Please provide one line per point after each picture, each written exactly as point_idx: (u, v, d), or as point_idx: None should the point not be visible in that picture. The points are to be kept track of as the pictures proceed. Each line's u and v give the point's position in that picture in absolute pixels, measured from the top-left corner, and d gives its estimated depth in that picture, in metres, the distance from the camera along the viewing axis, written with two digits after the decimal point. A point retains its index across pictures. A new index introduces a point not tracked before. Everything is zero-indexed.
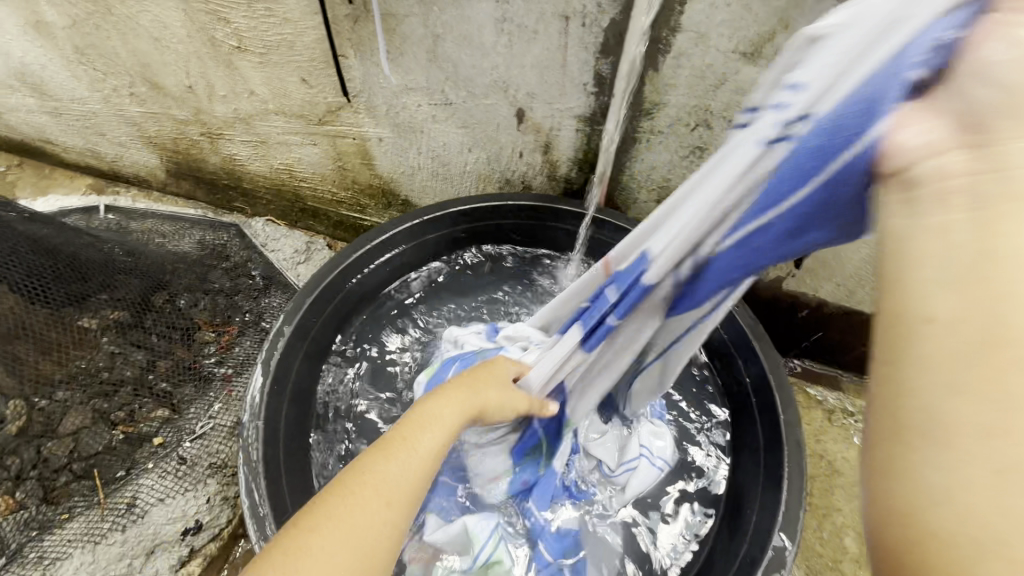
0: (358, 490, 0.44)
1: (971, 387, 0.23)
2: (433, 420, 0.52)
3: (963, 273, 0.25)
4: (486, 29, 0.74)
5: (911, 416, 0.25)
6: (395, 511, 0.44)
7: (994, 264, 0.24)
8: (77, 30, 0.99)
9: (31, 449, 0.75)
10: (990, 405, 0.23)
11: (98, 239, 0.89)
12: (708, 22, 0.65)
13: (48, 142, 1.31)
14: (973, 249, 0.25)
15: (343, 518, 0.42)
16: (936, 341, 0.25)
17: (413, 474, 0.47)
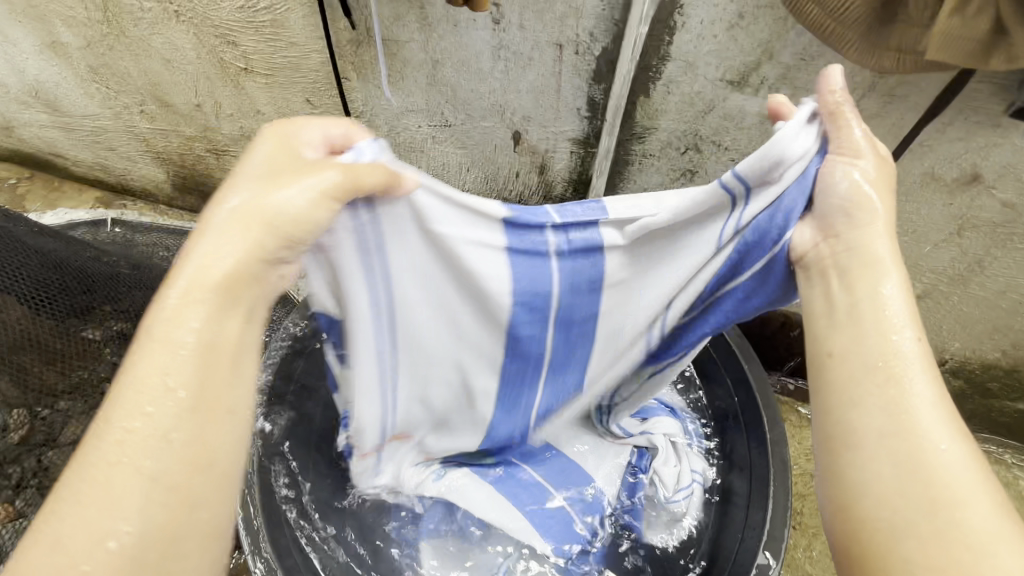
0: (59, 504, 0.34)
1: (861, 401, 0.38)
2: (150, 351, 0.37)
3: (836, 324, 0.40)
4: (483, 55, 0.77)
5: (836, 424, 0.38)
6: (130, 498, 0.34)
7: (858, 310, 0.40)
8: (91, 50, 1.03)
9: (33, 459, 0.77)
10: (882, 416, 0.37)
11: (103, 253, 0.90)
12: (696, 51, 0.67)
13: (59, 155, 1.35)
14: (860, 306, 0.40)
15: (80, 510, 0.34)
16: (842, 386, 0.39)
17: (138, 439, 0.35)
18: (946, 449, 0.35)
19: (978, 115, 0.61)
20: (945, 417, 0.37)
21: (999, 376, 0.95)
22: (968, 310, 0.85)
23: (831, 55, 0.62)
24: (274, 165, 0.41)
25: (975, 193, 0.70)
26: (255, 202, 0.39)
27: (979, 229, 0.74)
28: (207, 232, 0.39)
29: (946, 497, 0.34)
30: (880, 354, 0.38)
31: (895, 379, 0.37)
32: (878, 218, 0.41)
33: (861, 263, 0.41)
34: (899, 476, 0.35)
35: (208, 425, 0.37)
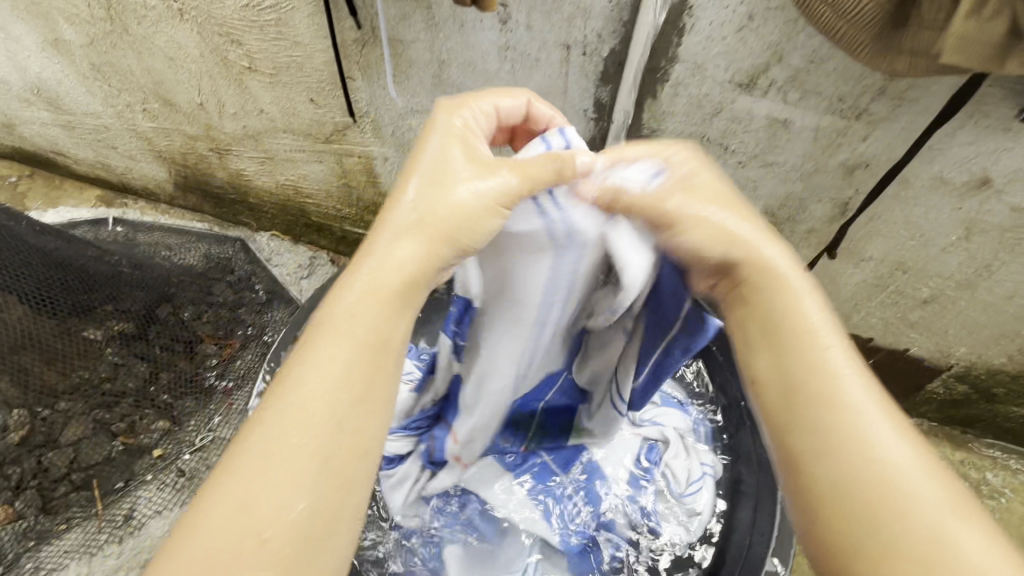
0: (230, 481, 0.35)
1: (806, 423, 0.39)
2: (324, 340, 0.38)
3: (776, 348, 0.42)
4: (490, 56, 0.76)
5: (796, 446, 0.39)
6: (298, 480, 0.35)
7: (786, 339, 0.41)
8: (93, 48, 1.02)
9: (33, 460, 0.76)
10: (823, 436, 0.38)
11: (104, 252, 0.88)
12: (705, 53, 0.67)
13: (60, 153, 1.34)
14: (786, 332, 0.41)
15: (252, 491, 0.34)
16: (784, 406, 0.41)
17: (311, 423, 0.36)
18: (889, 456, 0.37)
19: (989, 119, 0.61)
20: (883, 421, 0.38)
21: (1005, 382, 0.94)
22: (975, 315, 0.85)
23: (841, 57, 0.62)
24: (447, 157, 0.43)
25: (984, 198, 0.69)
26: (433, 193, 0.41)
27: (988, 233, 0.73)
28: (391, 220, 0.42)
29: (902, 502, 0.35)
30: (799, 375, 0.40)
31: (820, 397, 0.39)
32: (744, 242, 0.42)
33: (782, 294, 0.42)
34: (862, 491, 0.36)
35: (373, 413, 0.38)
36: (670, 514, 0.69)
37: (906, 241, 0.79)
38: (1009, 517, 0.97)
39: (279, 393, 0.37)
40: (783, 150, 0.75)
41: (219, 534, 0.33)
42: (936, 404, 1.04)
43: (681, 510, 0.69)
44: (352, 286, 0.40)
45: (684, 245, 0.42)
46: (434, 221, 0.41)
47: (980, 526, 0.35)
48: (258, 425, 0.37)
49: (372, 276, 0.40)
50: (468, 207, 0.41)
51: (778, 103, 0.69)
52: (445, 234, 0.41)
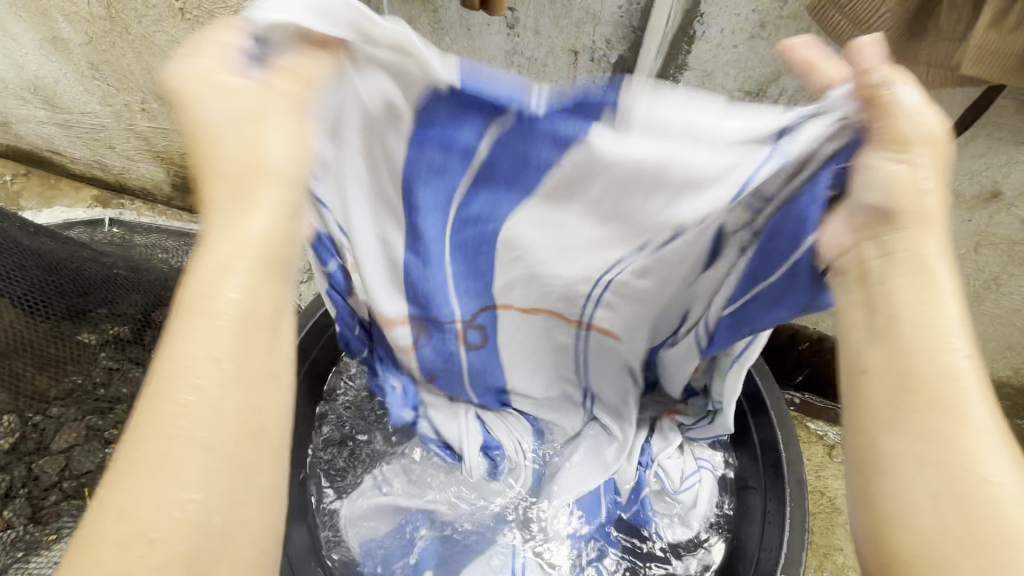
0: (122, 479, 0.32)
1: (903, 427, 0.33)
2: (202, 324, 0.34)
3: (892, 341, 0.35)
4: (496, 61, 0.75)
5: (892, 452, 0.34)
6: (199, 464, 0.32)
7: (912, 338, 0.34)
8: (92, 46, 1.01)
9: (23, 467, 0.73)
10: (919, 444, 0.33)
11: (99, 253, 0.87)
12: (715, 61, 0.66)
13: (56, 152, 1.32)
14: (909, 328, 0.35)
15: (140, 488, 0.31)
16: (884, 406, 0.34)
17: (213, 407, 0.33)
18: (996, 478, 0.32)
19: (1003, 131, 0.60)
20: (1000, 442, 0.33)
21: (1010, 395, 0.94)
22: (981, 327, 0.84)
23: None
24: (256, 120, 0.37)
25: (994, 211, 0.69)
26: (259, 152, 0.37)
27: (997, 247, 0.73)
28: (218, 234, 0.36)
29: (997, 538, 0.30)
30: (924, 377, 0.34)
31: (943, 403, 0.33)
32: (929, 217, 0.36)
33: (926, 274, 0.35)
34: (938, 509, 0.32)
35: (258, 394, 0.35)
36: (668, 514, 0.71)
37: None
38: None
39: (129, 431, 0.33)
40: None
41: (117, 541, 0.31)
42: None
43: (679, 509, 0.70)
44: (205, 262, 0.35)
45: (876, 173, 0.36)
46: (283, 179, 0.37)
47: None
48: (127, 444, 0.33)
49: (236, 272, 0.35)
50: (277, 148, 0.37)
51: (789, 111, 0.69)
52: (253, 177, 0.36)
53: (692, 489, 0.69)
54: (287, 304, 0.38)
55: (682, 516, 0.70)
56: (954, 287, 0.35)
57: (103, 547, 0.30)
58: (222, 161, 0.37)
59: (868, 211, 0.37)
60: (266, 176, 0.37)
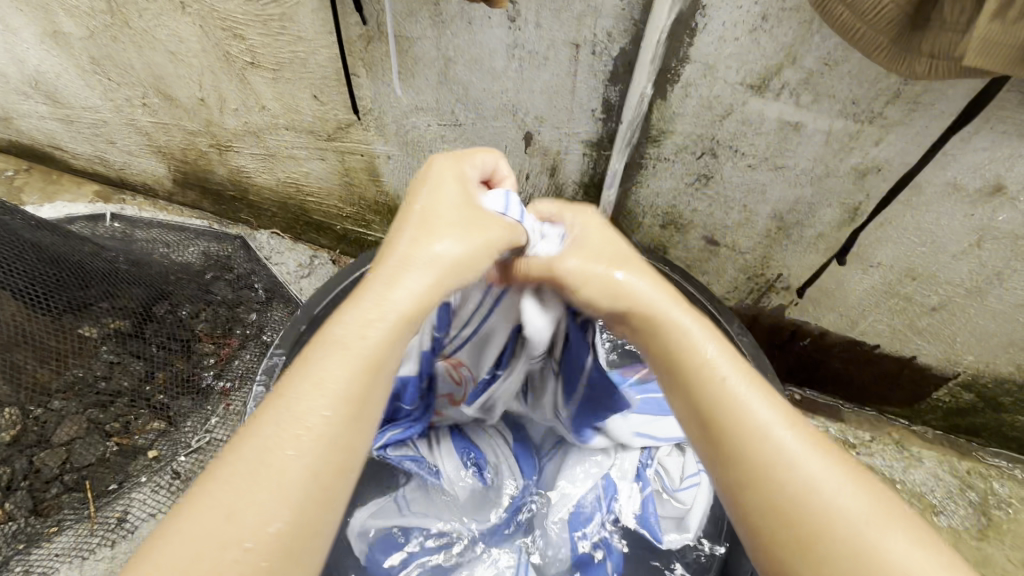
0: (230, 474, 0.37)
1: (725, 453, 0.43)
2: (331, 357, 0.40)
3: (685, 388, 0.47)
4: (497, 54, 0.75)
5: (729, 475, 0.42)
6: (291, 483, 0.36)
7: (692, 382, 0.46)
8: (93, 40, 1.01)
9: (25, 459, 0.75)
10: (737, 468, 0.42)
11: (99, 247, 0.86)
12: (717, 54, 0.66)
13: (57, 147, 1.32)
14: (685, 373, 0.47)
15: (240, 490, 0.36)
16: (708, 435, 0.45)
17: (315, 433, 0.38)
18: (802, 470, 0.40)
19: (1007, 123, 0.60)
20: (794, 437, 0.42)
21: (1013, 391, 0.93)
22: (984, 322, 0.84)
23: (857, 60, 0.61)
24: (453, 222, 0.49)
25: (998, 205, 0.68)
26: (438, 237, 0.47)
27: (1000, 241, 0.72)
28: (378, 287, 0.44)
29: (821, 524, 0.38)
30: (712, 407, 0.44)
31: (735, 427, 0.43)
32: (630, 290, 0.51)
33: (668, 327, 0.49)
34: (768, 512, 0.40)
35: (356, 439, 0.40)
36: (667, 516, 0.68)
37: (917, 247, 0.78)
38: (1017, 528, 0.95)
39: (246, 434, 0.39)
40: (794, 153, 0.74)
41: (206, 533, 0.35)
42: (942, 413, 1.03)
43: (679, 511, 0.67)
44: (352, 310, 0.43)
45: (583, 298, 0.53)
46: (456, 266, 0.47)
47: (900, 527, 0.38)
48: (246, 441, 0.38)
49: (376, 327, 0.42)
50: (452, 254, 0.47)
51: (791, 105, 0.68)
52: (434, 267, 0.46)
53: (693, 489, 0.67)
54: (395, 361, 0.42)
55: (679, 519, 0.67)
56: (684, 326, 0.49)
57: (188, 533, 0.35)
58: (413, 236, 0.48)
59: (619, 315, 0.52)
60: (429, 255, 0.46)
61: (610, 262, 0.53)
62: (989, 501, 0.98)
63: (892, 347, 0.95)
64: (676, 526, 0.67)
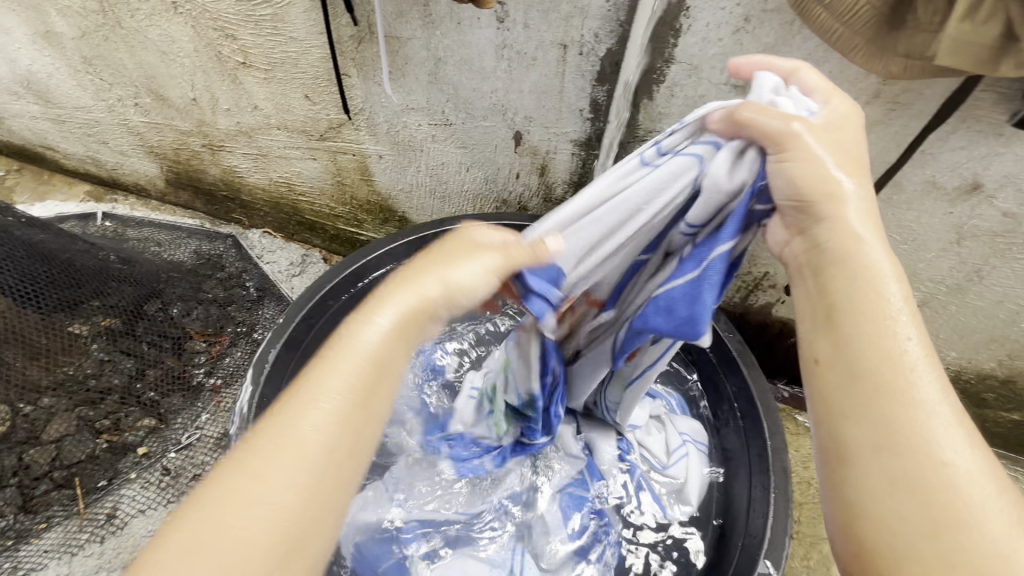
0: (245, 462, 0.37)
1: (867, 413, 0.36)
2: (339, 357, 0.40)
3: (839, 331, 0.39)
4: (486, 54, 0.76)
5: (859, 438, 0.36)
6: (304, 472, 0.36)
7: (860, 328, 0.38)
8: (85, 40, 1.01)
9: (14, 456, 0.75)
10: (875, 433, 0.36)
11: (94, 246, 0.87)
12: (701, 55, 0.67)
13: (49, 147, 1.32)
14: (850, 316, 0.38)
15: (260, 476, 0.36)
16: (849, 387, 0.37)
17: (327, 426, 0.38)
18: (953, 460, 0.34)
19: (982, 123, 0.61)
20: (957, 424, 0.36)
21: (995, 387, 0.95)
22: (965, 319, 0.85)
23: (837, 61, 0.62)
24: (462, 251, 0.45)
25: (976, 203, 0.70)
26: (450, 264, 0.44)
27: (979, 239, 0.74)
28: (394, 297, 0.42)
29: (959, 515, 0.33)
30: (871, 361, 0.37)
31: (895, 389, 0.36)
32: (841, 199, 0.40)
33: (846, 263, 0.39)
34: (887, 490, 0.35)
35: (368, 426, 0.39)
36: (661, 492, 0.71)
37: (899, 244, 0.79)
38: None
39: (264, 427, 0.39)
40: None
41: (223, 515, 0.35)
42: None
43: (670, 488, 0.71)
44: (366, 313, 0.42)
45: (782, 171, 0.41)
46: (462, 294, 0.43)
47: None
48: (266, 421, 0.38)
49: (379, 327, 0.41)
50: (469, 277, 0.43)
51: None
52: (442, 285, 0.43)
53: (682, 463, 0.71)
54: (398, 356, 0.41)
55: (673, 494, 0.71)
56: (870, 265, 0.39)
57: (209, 514, 0.35)
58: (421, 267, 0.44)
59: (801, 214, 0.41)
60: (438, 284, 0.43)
61: (833, 154, 0.41)
62: None
63: None
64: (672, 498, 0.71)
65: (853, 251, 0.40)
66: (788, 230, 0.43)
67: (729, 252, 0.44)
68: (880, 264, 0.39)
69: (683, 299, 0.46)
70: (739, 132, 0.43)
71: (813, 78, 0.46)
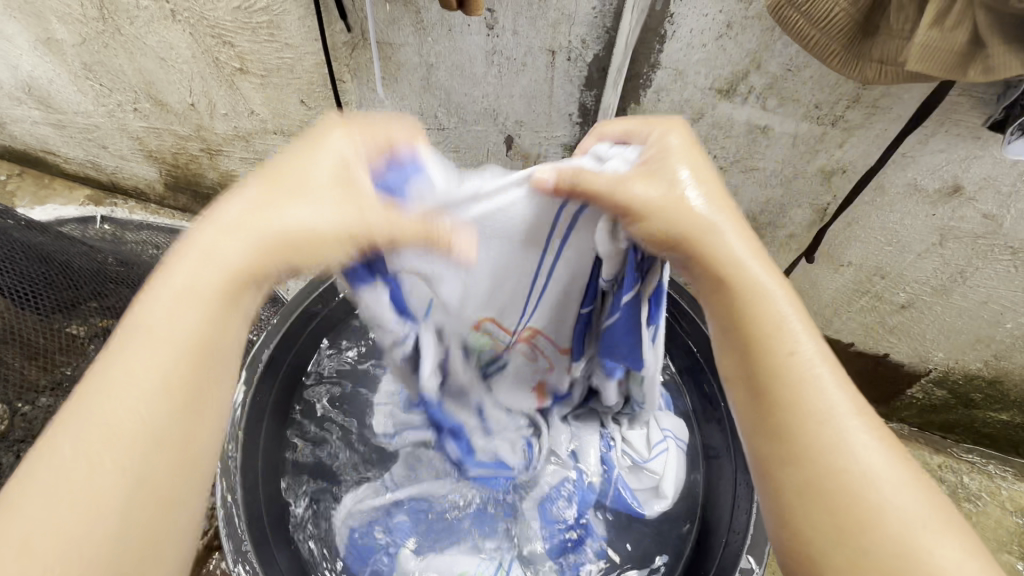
0: (24, 494, 0.32)
1: (772, 427, 0.39)
2: (139, 350, 0.36)
3: (740, 349, 0.41)
4: (477, 61, 0.78)
5: (769, 450, 0.39)
6: (112, 489, 0.33)
7: (754, 347, 0.40)
8: (86, 47, 1.03)
9: (12, 454, 0.75)
10: (781, 444, 0.38)
11: (93, 248, 0.89)
12: (686, 60, 0.69)
13: (50, 152, 1.34)
14: (749, 335, 0.41)
15: (52, 507, 0.32)
16: (754, 404, 0.40)
17: (135, 432, 0.34)
18: (858, 465, 0.36)
19: (959, 127, 0.63)
20: (861, 427, 0.37)
21: (982, 387, 0.96)
22: (951, 319, 0.86)
23: (816, 66, 0.64)
24: (296, 163, 0.42)
25: (957, 205, 0.71)
26: (280, 200, 0.40)
27: (962, 240, 0.75)
28: (193, 266, 0.38)
29: (869, 521, 0.34)
30: (766, 379, 0.39)
31: (788, 402, 0.38)
32: (704, 224, 0.42)
33: (736, 293, 0.42)
34: (802, 500, 0.36)
35: (198, 426, 0.37)
36: (642, 488, 0.70)
37: (883, 245, 0.80)
38: (987, 520, 0.97)
39: (47, 447, 0.33)
40: (763, 156, 0.77)
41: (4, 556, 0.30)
42: (917, 408, 1.06)
43: (649, 485, 0.70)
44: (164, 291, 0.38)
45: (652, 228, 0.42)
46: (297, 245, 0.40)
47: (958, 538, 0.34)
48: (39, 451, 0.33)
49: (188, 306, 0.37)
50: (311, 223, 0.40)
51: (758, 109, 0.71)
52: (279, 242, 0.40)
53: (662, 460, 0.69)
54: (211, 333, 0.38)
55: (652, 490, 0.70)
56: (761, 286, 0.41)
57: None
58: (251, 189, 0.41)
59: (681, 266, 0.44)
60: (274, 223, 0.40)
61: (684, 182, 0.43)
62: (960, 494, 1.00)
63: (865, 345, 0.98)
64: (654, 496, 0.70)
65: (728, 284, 0.42)
66: (680, 266, 0.45)
67: (637, 294, 0.49)
68: (764, 289, 0.41)
69: (618, 342, 0.55)
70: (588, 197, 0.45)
71: (621, 130, 0.49)
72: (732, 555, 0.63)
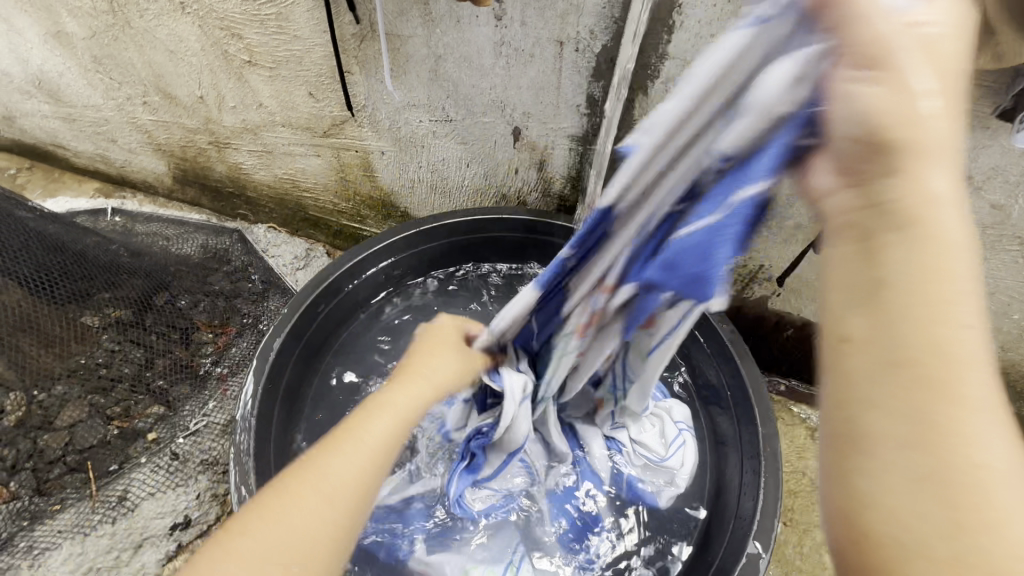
0: (280, 500, 0.44)
1: (901, 408, 0.28)
2: (368, 417, 0.50)
3: (880, 303, 0.29)
4: (485, 52, 0.78)
5: (878, 430, 0.29)
6: (331, 510, 0.44)
7: (900, 301, 0.28)
8: (95, 40, 1.04)
9: (29, 440, 0.78)
10: (901, 426, 0.28)
11: (103, 239, 0.90)
12: (694, 50, 0.69)
13: (60, 146, 1.35)
14: (893, 286, 0.29)
15: (287, 514, 0.43)
16: (877, 373, 0.29)
17: (354, 472, 0.46)
18: (994, 463, 0.27)
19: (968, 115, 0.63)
20: (1002, 422, 0.28)
21: None
22: None
23: None
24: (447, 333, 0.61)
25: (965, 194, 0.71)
26: (437, 349, 0.58)
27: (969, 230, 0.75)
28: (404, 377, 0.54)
29: (990, 525, 0.27)
30: (915, 350, 0.28)
31: (933, 380, 0.28)
32: (927, 146, 0.28)
33: (909, 223, 0.28)
34: (909, 488, 0.28)
35: (380, 482, 0.49)
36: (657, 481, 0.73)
37: None
38: None
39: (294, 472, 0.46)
40: None
41: (257, 539, 0.42)
42: None
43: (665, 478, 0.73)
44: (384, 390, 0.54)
45: (856, 99, 0.29)
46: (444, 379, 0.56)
47: None
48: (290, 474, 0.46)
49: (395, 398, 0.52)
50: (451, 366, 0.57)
51: None
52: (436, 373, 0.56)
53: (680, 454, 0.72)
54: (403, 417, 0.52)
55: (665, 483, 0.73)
56: (935, 219, 0.28)
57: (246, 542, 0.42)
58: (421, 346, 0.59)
59: (850, 167, 0.30)
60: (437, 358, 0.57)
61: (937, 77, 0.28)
62: None
63: None
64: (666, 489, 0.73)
65: (920, 209, 0.28)
66: (837, 177, 0.31)
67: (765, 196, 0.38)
68: (946, 229, 0.28)
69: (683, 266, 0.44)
70: (830, 16, 0.30)
71: None
72: (739, 539, 0.64)
